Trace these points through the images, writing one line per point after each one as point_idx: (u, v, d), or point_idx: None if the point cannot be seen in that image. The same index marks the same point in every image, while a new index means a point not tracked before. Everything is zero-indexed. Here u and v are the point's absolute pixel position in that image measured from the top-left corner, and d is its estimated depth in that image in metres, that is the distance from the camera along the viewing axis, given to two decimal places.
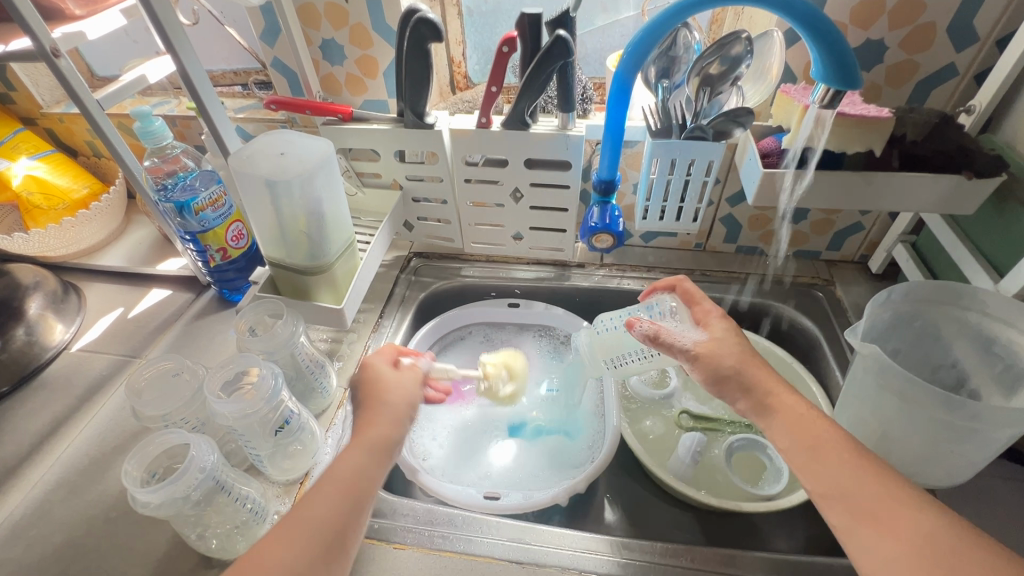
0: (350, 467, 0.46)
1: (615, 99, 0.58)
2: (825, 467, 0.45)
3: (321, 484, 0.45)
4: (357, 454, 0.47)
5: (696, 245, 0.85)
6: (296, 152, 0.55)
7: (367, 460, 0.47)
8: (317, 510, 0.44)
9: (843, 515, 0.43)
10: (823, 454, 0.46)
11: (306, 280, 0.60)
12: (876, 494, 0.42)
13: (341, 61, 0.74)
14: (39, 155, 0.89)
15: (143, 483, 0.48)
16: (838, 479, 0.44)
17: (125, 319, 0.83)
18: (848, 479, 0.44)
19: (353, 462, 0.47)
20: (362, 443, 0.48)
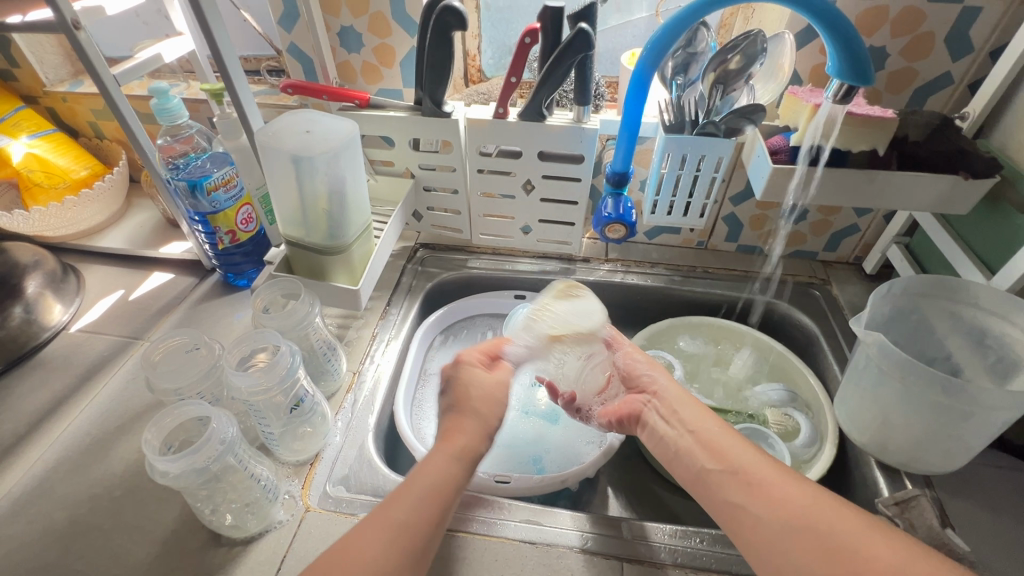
0: (438, 472, 0.48)
1: (633, 93, 0.60)
2: (721, 449, 0.49)
3: (414, 482, 0.47)
4: (444, 458, 0.49)
5: (698, 244, 0.87)
6: (322, 130, 0.56)
7: (455, 468, 0.49)
8: (417, 506, 0.46)
9: (737, 489, 0.46)
10: (720, 441, 0.50)
11: (324, 260, 0.61)
12: (766, 475, 0.46)
13: (358, 48, 0.75)
14: (40, 134, 0.88)
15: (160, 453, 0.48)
16: (734, 458, 0.48)
17: (126, 301, 0.82)
18: (741, 455, 0.48)
19: (442, 467, 0.49)
20: (447, 450, 0.50)
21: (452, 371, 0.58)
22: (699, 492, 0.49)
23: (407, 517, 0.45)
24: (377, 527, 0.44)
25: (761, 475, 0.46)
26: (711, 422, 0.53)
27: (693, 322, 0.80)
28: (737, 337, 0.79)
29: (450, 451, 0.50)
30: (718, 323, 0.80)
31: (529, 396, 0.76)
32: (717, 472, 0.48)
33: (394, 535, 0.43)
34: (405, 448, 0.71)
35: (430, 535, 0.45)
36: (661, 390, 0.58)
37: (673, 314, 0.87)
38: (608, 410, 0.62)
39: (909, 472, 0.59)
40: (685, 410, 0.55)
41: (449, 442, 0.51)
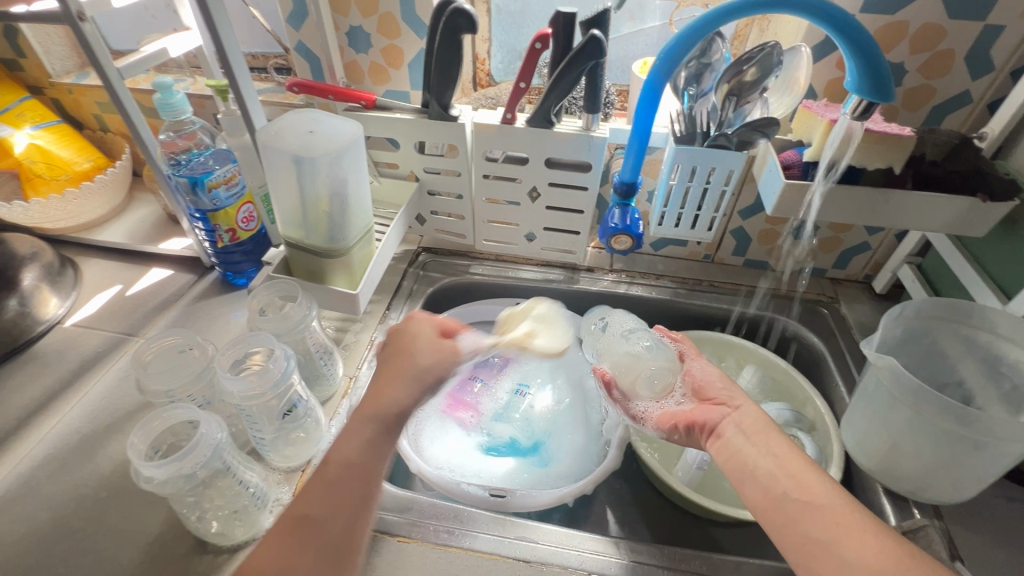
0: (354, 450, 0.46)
1: (645, 102, 0.59)
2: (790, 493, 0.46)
3: (329, 469, 0.46)
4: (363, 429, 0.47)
5: (704, 257, 0.86)
6: (325, 131, 0.55)
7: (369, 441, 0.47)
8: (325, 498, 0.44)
9: (822, 525, 0.43)
10: (801, 467, 0.48)
11: (322, 262, 0.60)
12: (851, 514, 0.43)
13: (366, 49, 0.74)
14: (43, 125, 0.87)
15: (146, 458, 0.47)
16: (817, 492, 0.45)
17: (123, 297, 0.81)
18: (823, 490, 0.45)
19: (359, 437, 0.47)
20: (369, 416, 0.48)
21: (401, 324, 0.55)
22: (769, 520, 0.46)
23: (322, 513, 0.44)
24: (289, 532, 0.43)
25: (843, 515, 0.43)
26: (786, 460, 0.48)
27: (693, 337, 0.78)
28: (741, 354, 0.78)
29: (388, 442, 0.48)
30: (721, 338, 0.78)
31: (516, 404, 0.75)
32: (798, 504, 0.45)
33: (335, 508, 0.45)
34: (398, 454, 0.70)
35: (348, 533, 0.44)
36: (742, 405, 0.54)
37: (678, 327, 0.85)
38: (674, 413, 0.58)
39: (918, 501, 0.57)
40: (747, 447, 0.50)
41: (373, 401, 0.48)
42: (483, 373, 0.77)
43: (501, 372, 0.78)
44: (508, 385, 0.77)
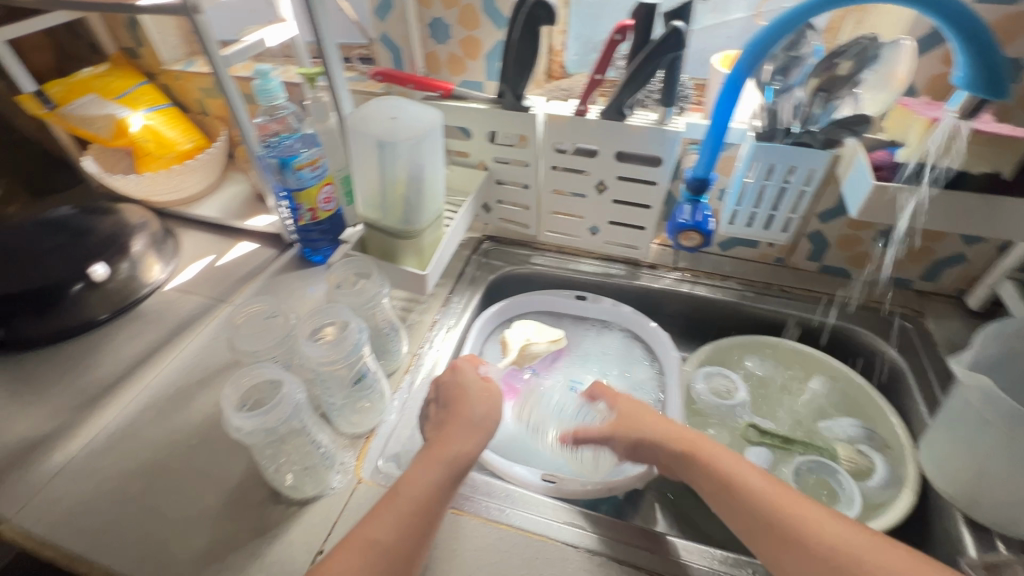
0: (422, 478, 0.51)
1: (726, 96, 0.57)
2: (789, 531, 0.47)
3: (398, 494, 0.50)
4: (428, 468, 0.52)
5: (776, 260, 0.82)
6: (407, 117, 0.58)
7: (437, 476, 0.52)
8: (396, 523, 0.48)
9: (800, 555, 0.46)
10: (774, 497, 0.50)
11: (397, 243, 0.63)
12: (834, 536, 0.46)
13: (446, 40, 0.77)
14: (155, 108, 0.97)
15: (236, 410, 0.51)
16: (793, 521, 0.48)
17: (215, 266, 0.88)
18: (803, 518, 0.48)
19: (428, 475, 0.52)
20: (438, 460, 0.53)
21: (448, 377, 0.63)
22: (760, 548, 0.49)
23: (388, 537, 0.47)
24: (354, 550, 0.45)
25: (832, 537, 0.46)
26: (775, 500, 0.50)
27: (759, 342, 0.76)
28: (809, 363, 0.75)
29: (449, 479, 0.53)
30: (787, 346, 0.75)
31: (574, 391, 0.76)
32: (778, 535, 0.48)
33: (405, 535, 0.47)
34: None
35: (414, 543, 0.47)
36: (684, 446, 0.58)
37: (742, 331, 0.83)
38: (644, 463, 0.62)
39: (1004, 535, 0.53)
40: (733, 483, 0.52)
41: (440, 448, 0.54)
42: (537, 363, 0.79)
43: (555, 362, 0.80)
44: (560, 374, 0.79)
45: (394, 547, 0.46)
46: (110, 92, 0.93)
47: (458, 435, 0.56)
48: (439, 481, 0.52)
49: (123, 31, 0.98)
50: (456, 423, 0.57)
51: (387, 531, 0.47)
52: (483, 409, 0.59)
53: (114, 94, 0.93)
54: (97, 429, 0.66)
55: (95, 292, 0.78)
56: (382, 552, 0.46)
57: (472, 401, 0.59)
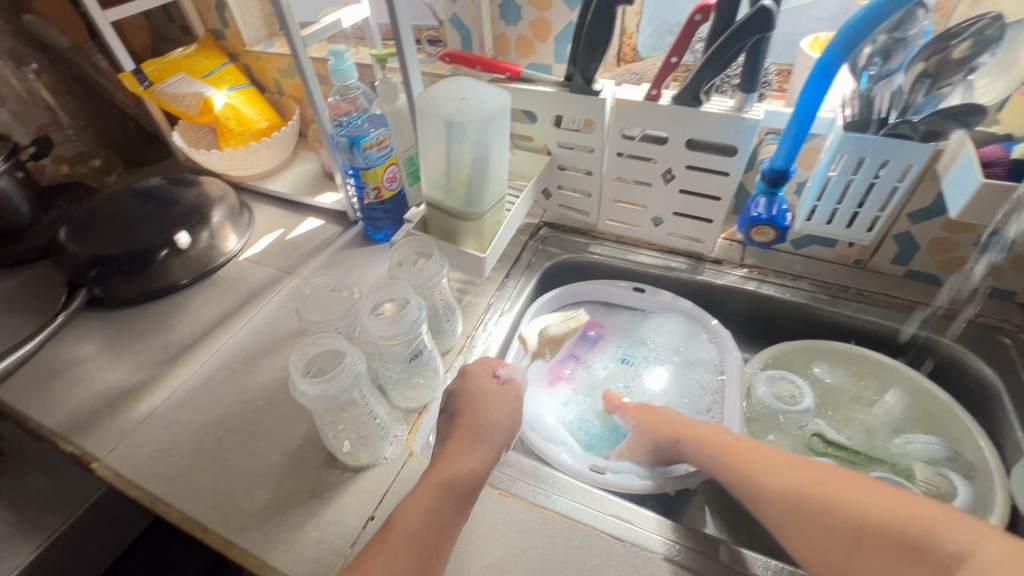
0: (416, 510, 0.49)
1: (815, 82, 0.54)
2: (785, 495, 0.49)
3: (390, 531, 0.48)
4: (427, 492, 0.50)
5: (855, 261, 0.77)
6: (476, 99, 0.57)
7: (432, 502, 0.49)
8: (387, 562, 0.45)
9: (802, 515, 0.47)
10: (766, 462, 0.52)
11: (458, 224, 0.64)
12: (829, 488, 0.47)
13: (516, 21, 0.76)
14: (237, 88, 1.02)
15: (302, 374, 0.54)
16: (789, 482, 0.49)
17: (285, 240, 0.93)
18: (796, 477, 0.49)
19: (422, 504, 0.49)
20: (435, 486, 0.51)
21: (458, 384, 0.61)
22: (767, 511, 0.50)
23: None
24: None
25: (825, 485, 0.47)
26: (804, 488, 0.48)
27: (830, 349, 0.72)
28: (886, 374, 0.69)
29: (462, 506, 0.51)
30: (863, 355, 0.70)
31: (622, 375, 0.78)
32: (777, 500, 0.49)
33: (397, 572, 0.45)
34: None
35: None
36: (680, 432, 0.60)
37: (811, 335, 0.78)
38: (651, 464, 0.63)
39: None
40: (758, 474, 0.51)
41: (441, 470, 0.52)
42: (583, 350, 0.80)
43: (599, 349, 0.80)
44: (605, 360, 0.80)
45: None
46: (198, 71, 0.99)
47: (465, 447, 0.55)
48: (444, 504, 0.49)
49: (211, 13, 1.04)
50: (460, 436, 0.56)
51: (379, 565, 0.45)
52: (495, 414, 0.58)
53: (201, 73, 0.99)
54: (177, 384, 0.71)
55: (179, 258, 0.84)
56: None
57: (479, 409, 0.58)
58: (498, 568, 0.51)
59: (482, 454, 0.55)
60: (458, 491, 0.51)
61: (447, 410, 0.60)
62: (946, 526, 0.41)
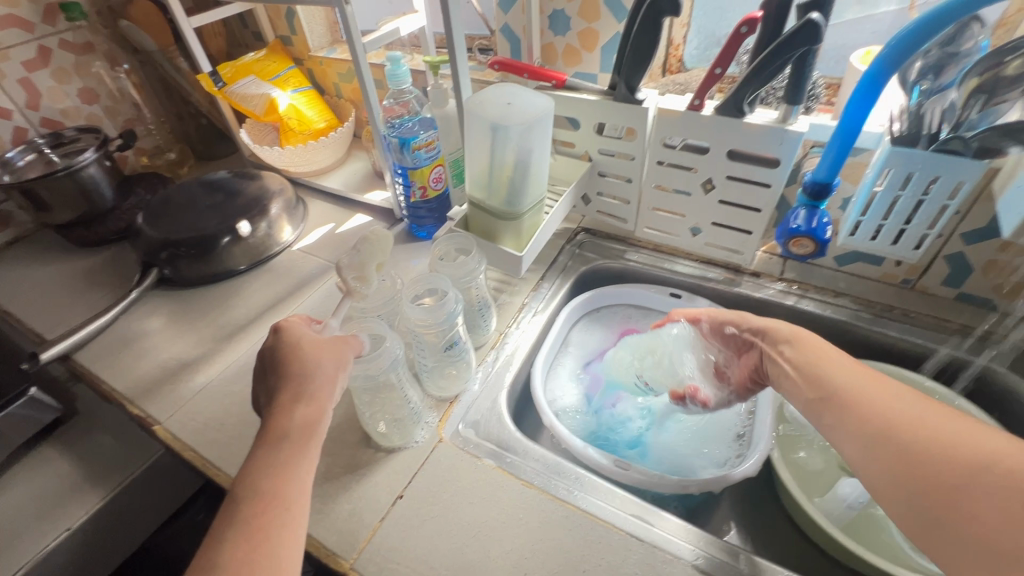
0: (263, 469, 0.45)
1: (862, 95, 0.53)
2: (831, 393, 0.48)
3: (234, 494, 0.44)
4: (271, 446, 0.47)
5: (903, 281, 0.74)
6: (520, 104, 0.60)
7: (278, 456, 0.46)
8: (232, 523, 0.42)
9: (834, 411, 0.47)
10: (823, 365, 0.50)
11: (497, 223, 0.66)
12: (864, 393, 0.46)
13: (564, 31, 0.78)
14: (300, 90, 1.10)
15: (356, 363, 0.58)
16: (831, 386, 0.48)
17: (336, 233, 0.99)
18: (839, 379, 0.48)
19: (265, 460, 0.46)
20: (269, 442, 0.47)
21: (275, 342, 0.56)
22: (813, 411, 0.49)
23: (232, 532, 0.41)
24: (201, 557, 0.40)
25: (868, 390, 0.46)
26: (861, 392, 0.46)
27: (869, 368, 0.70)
28: None
29: (306, 453, 0.47)
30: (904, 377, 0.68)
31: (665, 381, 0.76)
32: (815, 400, 0.49)
33: (253, 536, 0.41)
34: (530, 408, 0.75)
35: (264, 520, 0.42)
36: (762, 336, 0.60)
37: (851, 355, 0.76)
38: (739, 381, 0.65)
39: None
40: (813, 367, 0.51)
41: (272, 429, 0.48)
42: None
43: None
44: None
45: (243, 555, 0.40)
46: (267, 74, 1.07)
47: (290, 389, 0.51)
48: (274, 455, 0.46)
49: (281, 20, 1.12)
50: (286, 388, 0.51)
51: (232, 536, 0.41)
52: (313, 363, 0.52)
53: (269, 76, 1.06)
54: (230, 360, 0.77)
55: (240, 245, 0.90)
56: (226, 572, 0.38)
57: (300, 357, 0.53)
58: (517, 554, 0.53)
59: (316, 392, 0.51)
60: (297, 436, 0.48)
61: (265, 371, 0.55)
62: (968, 440, 0.37)
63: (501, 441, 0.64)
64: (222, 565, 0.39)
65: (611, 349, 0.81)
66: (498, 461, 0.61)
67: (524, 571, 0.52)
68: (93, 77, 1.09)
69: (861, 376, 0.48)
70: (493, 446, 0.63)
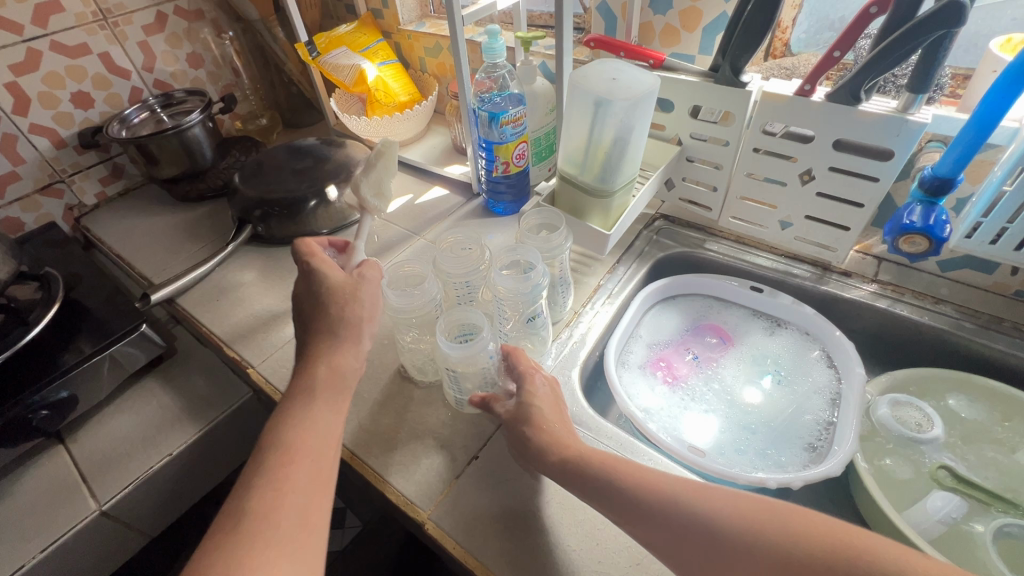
0: (298, 427, 0.49)
1: (1006, 84, 0.49)
2: (711, 545, 0.41)
3: (261, 449, 0.48)
4: (319, 407, 0.52)
5: (1016, 292, 0.69)
6: (626, 80, 0.59)
7: (323, 419, 0.51)
8: (260, 478, 0.45)
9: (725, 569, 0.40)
10: (670, 503, 0.44)
11: (586, 200, 0.67)
12: (738, 528, 0.40)
13: (665, 10, 0.77)
14: (387, 63, 1.13)
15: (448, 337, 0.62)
16: (700, 533, 0.41)
17: (414, 204, 1.02)
18: (698, 518, 0.42)
19: (300, 422, 0.50)
20: (316, 403, 0.52)
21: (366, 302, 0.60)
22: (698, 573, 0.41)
23: (261, 485, 0.44)
24: (227, 511, 0.43)
25: (737, 519, 0.41)
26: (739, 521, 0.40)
27: (968, 381, 0.66)
28: None
29: (333, 408, 0.53)
30: (1011, 395, 0.63)
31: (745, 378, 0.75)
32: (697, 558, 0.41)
33: (276, 487, 0.44)
34: (598, 389, 0.76)
35: (289, 474, 0.45)
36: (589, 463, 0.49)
37: (948, 366, 0.72)
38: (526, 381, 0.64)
39: None
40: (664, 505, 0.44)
41: (330, 376, 0.54)
42: (702, 351, 0.79)
43: (722, 355, 0.78)
44: (725, 364, 0.77)
45: (271, 499, 0.43)
46: (358, 46, 1.10)
47: (331, 347, 0.56)
48: (305, 411, 0.51)
49: None
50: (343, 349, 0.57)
51: (259, 484, 0.44)
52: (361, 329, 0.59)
53: (360, 48, 1.10)
54: None
55: (326, 209, 0.95)
56: (251, 516, 0.42)
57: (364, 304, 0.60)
58: (590, 525, 0.54)
59: (329, 353, 0.56)
60: (335, 398, 0.53)
61: (326, 332, 0.57)
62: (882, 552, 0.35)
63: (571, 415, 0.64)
64: (252, 508, 0.42)
65: (684, 339, 0.80)
66: None
67: (596, 542, 0.53)
68: (201, 43, 1.16)
69: (710, 499, 0.43)
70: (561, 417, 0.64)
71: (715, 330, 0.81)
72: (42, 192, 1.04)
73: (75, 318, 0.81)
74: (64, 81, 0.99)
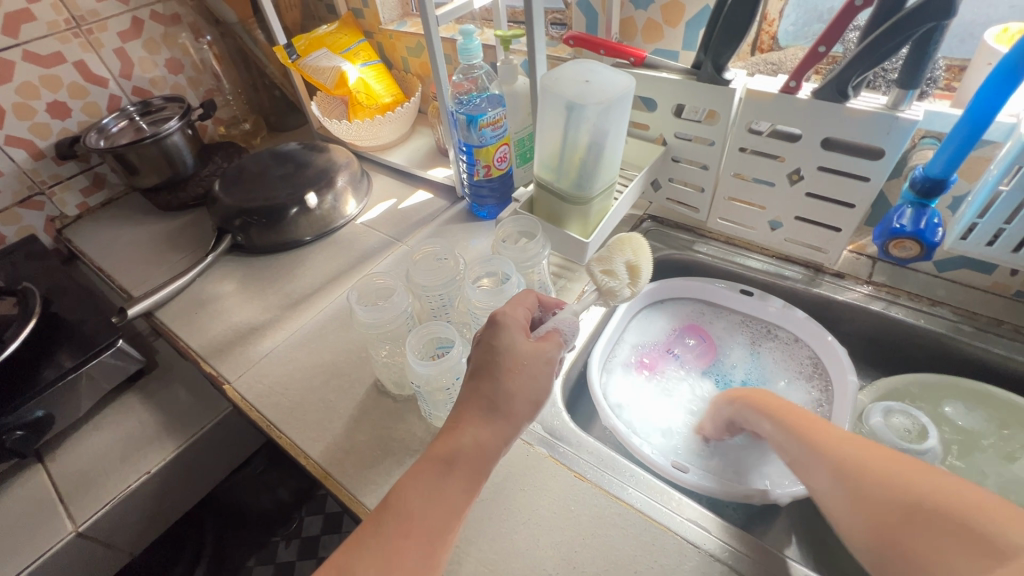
0: (436, 491, 0.44)
1: (998, 80, 0.46)
2: (863, 475, 0.45)
3: (389, 505, 0.44)
4: (458, 479, 0.45)
5: (1016, 293, 0.66)
6: (600, 81, 0.57)
7: (463, 492, 0.45)
8: (378, 544, 0.42)
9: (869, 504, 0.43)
10: (869, 452, 0.46)
11: (564, 207, 0.64)
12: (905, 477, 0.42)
13: (646, 5, 0.74)
14: (369, 63, 1.10)
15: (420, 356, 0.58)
16: (860, 469, 0.45)
17: (397, 209, 1.00)
18: (874, 462, 0.45)
19: (436, 487, 0.44)
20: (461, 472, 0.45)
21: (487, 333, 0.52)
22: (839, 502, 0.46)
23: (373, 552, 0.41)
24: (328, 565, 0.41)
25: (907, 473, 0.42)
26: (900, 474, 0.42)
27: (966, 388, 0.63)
28: None
29: (470, 486, 0.45)
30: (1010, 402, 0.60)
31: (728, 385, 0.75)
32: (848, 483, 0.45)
33: (388, 559, 0.41)
34: (584, 399, 0.74)
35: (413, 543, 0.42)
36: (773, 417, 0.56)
37: (943, 370, 0.69)
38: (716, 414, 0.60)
39: None
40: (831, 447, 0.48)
41: (457, 443, 0.47)
42: (687, 355, 0.77)
43: (708, 360, 0.77)
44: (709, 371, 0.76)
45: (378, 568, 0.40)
46: (338, 47, 1.07)
47: (475, 417, 0.48)
48: (442, 478, 0.45)
49: None
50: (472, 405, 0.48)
51: (371, 546, 0.42)
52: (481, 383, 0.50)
53: (340, 49, 1.07)
54: (295, 328, 0.80)
55: (306, 216, 0.93)
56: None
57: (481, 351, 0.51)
58: (567, 547, 0.52)
59: (474, 429, 0.47)
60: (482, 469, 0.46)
61: (483, 391, 0.49)
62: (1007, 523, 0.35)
63: (552, 429, 0.62)
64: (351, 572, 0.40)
65: (671, 343, 0.78)
66: (546, 447, 0.61)
67: (574, 565, 0.51)
68: (179, 48, 1.14)
69: (889, 457, 0.44)
70: (542, 431, 0.62)
71: (701, 336, 0.79)
72: (21, 204, 1.03)
73: (51, 333, 0.80)
74: (39, 91, 0.98)
